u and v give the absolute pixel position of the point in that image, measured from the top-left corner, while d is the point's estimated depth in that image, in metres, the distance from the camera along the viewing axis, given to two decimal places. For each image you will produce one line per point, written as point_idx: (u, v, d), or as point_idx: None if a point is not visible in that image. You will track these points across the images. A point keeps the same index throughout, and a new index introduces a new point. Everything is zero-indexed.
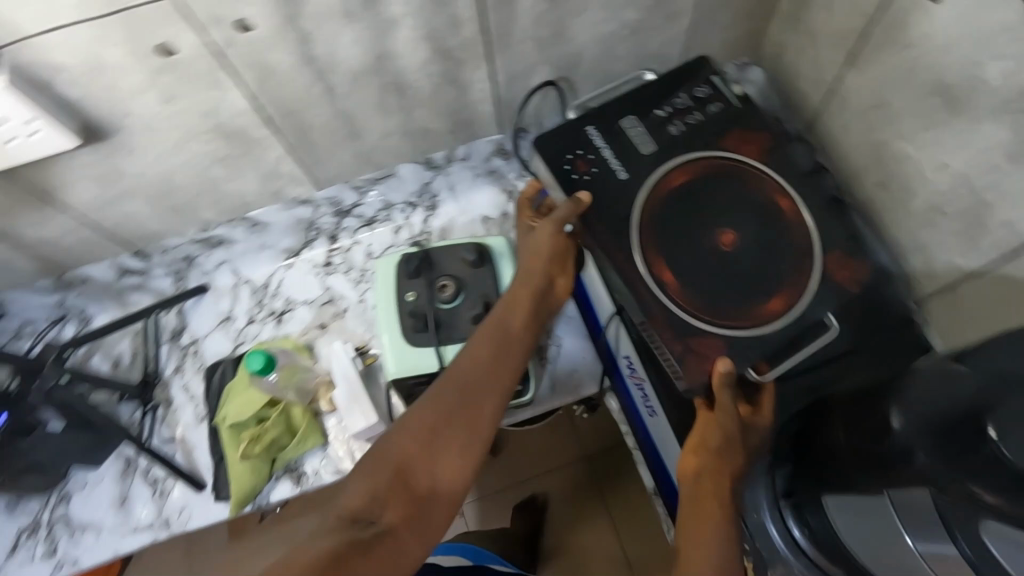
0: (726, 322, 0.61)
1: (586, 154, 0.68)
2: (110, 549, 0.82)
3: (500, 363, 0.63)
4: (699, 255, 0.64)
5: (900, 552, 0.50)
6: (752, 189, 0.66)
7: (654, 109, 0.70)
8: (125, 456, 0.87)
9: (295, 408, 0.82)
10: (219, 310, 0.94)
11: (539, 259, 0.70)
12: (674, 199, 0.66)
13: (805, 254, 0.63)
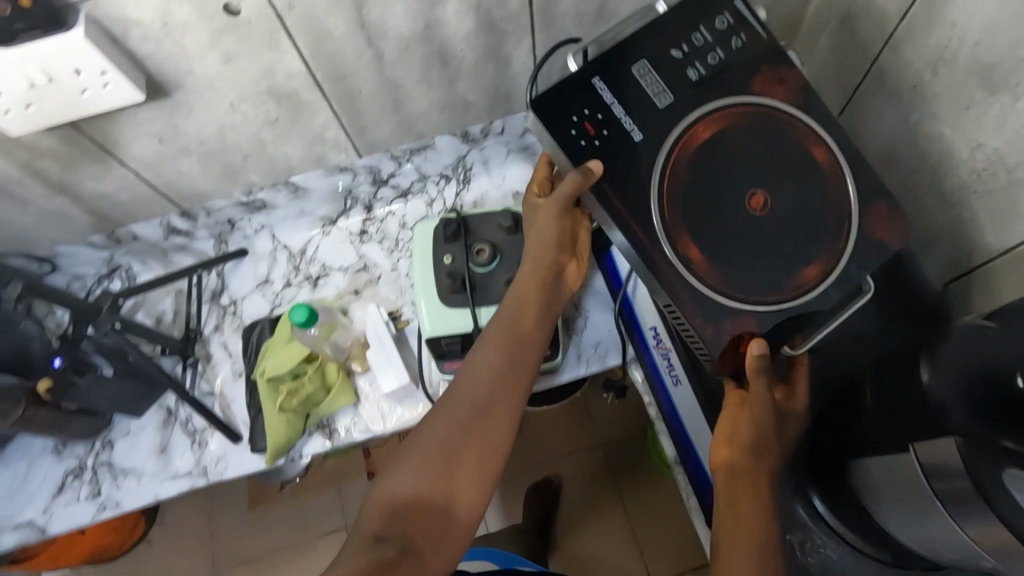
0: (760, 299, 0.57)
1: (593, 113, 0.59)
2: (150, 494, 0.86)
3: (513, 368, 0.64)
4: (727, 222, 0.58)
5: (930, 517, 0.50)
6: (783, 142, 0.60)
7: (670, 50, 0.61)
8: (167, 407, 0.91)
9: (329, 364, 0.86)
10: (258, 273, 0.97)
11: (546, 256, 0.69)
12: (698, 158, 0.59)
13: (844, 213, 0.58)
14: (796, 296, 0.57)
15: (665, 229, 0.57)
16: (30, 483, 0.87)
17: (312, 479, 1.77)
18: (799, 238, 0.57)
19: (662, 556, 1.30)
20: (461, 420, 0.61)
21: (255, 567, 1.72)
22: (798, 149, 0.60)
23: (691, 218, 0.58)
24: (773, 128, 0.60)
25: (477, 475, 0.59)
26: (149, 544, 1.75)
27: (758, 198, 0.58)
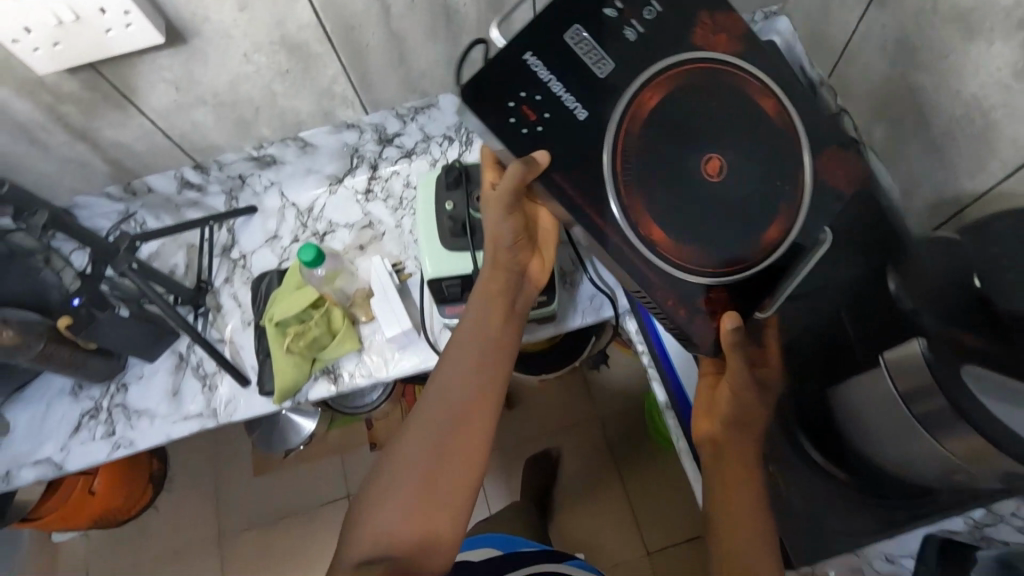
0: (724, 272, 0.58)
1: (530, 94, 0.56)
2: (162, 434, 0.90)
3: (485, 380, 0.66)
4: (685, 193, 0.57)
5: (907, 438, 0.55)
6: (733, 95, 0.58)
7: (602, 9, 0.58)
8: (179, 352, 0.94)
9: (335, 310, 0.89)
10: (267, 229, 1.01)
11: (504, 263, 0.70)
12: (649, 127, 0.57)
13: (797, 162, 0.58)
14: (756, 261, 0.58)
15: (629, 219, 0.57)
16: (49, 422, 0.91)
17: (316, 449, 1.82)
18: (756, 200, 0.58)
19: (659, 532, 1.40)
20: (439, 437, 0.63)
21: (260, 534, 1.76)
22: (745, 101, 0.59)
23: (652, 192, 0.57)
24: (719, 82, 0.58)
25: (460, 483, 0.63)
26: (157, 510, 1.79)
27: (712, 162, 0.57)
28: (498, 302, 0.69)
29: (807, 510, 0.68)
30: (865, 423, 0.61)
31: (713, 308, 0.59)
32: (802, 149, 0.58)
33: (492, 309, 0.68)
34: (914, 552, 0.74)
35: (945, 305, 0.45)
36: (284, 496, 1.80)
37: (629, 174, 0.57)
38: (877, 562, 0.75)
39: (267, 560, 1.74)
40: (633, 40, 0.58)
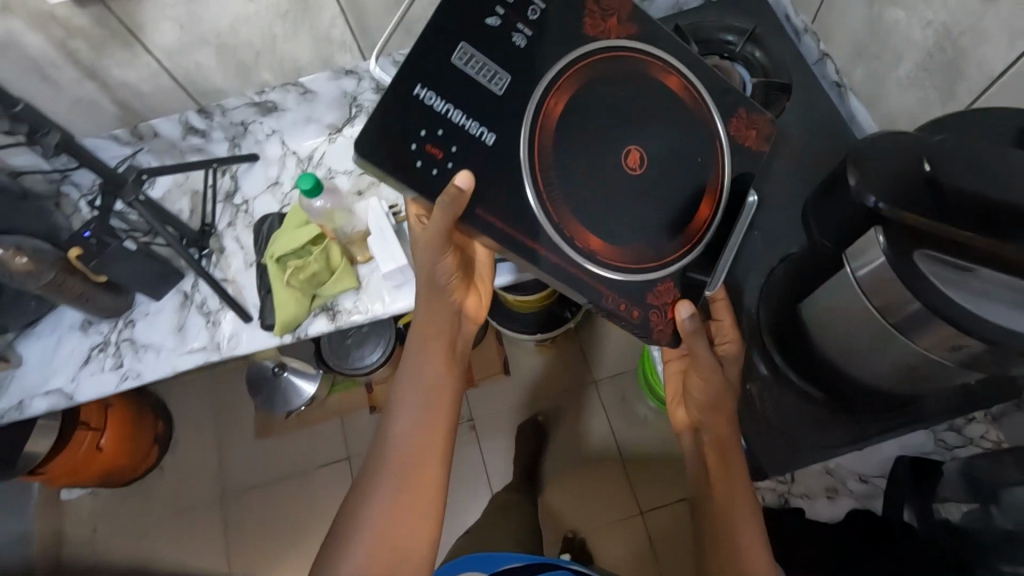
0: (660, 266, 0.60)
1: (431, 131, 0.55)
2: (169, 366, 0.94)
3: (437, 402, 0.72)
4: (609, 191, 0.60)
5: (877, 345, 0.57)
6: (641, 85, 0.61)
7: (484, 18, 0.57)
8: (184, 291, 0.98)
9: (334, 248, 0.91)
10: (268, 176, 1.05)
11: (440, 308, 0.73)
12: (563, 128, 0.59)
13: (712, 137, 0.63)
14: (689, 249, 0.61)
15: (563, 230, 0.58)
16: (60, 355, 0.95)
17: (316, 413, 1.86)
18: (678, 180, 0.61)
19: (655, 493, 1.43)
20: (404, 462, 0.69)
21: (263, 493, 1.81)
22: (651, 86, 0.62)
23: (581, 194, 0.59)
24: (625, 73, 0.61)
25: (417, 524, 0.67)
26: (162, 470, 1.84)
27: (632, 154, 0.60)
28: (437, 348, 0.73)
29: (785, 432, 0.72)
30: (834, 337, 0.64)
31: (662, 302, 0.61)
32: (715, 126, 0.63)
33: (431, 354, 0.73)
34: (886, 471, 0.79)
35: (898, 191, 0.48)
36: (288, 456, 1.84)
37: (556, 178, 0.58)
38: (852, 480, 0.79)
39: (269, 518, 1.78)
40: (524, 46, 0.58)
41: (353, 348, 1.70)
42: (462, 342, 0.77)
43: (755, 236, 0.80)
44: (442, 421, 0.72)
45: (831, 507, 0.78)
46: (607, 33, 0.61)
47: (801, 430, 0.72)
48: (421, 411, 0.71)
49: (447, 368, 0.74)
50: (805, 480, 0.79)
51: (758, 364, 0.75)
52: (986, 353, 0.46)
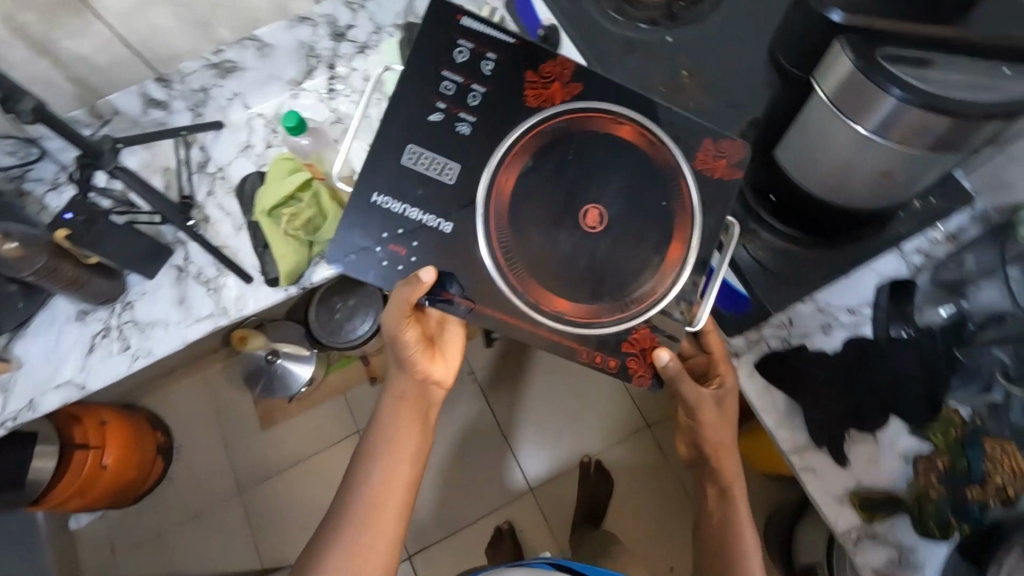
0: (630, 317, 0.69)
1: (394, 232, 0.69)
2: (179, 338, 0.94)
3: (404, 446, 0.85)
4: (575, 248, 0.69)
5: (855, 163, 0.65)
6: (597, 140, 0.70)
7: (430, 115, 0.70)
8: (177, 265, 0.97)
9: (324, 191, 0.93)
10: (239, 140, 1.04)
11: (405, 377, 0.85)
12: (517, 195, 0.69)
13: (676, 167, 0.70)
14: (664, 292, 0.69)
15: (527, 297, 0.69)
16: (63, 348, 0.94)
17: (318, 394, 1.86)
18: (639, 228, 0.69)
19: (659, 410, 1.62)
20: (379, 492, 0.81)
21: (278, 480, 1.82)
22: (611, 140, 0.70)
23: (547, 247, 0.69)
24: (576, 138, 0.70)
25: (374, 550, 0.79)
26: (171, 479, 1.83)
27: (591, 213, 0.69)
28: (402, 411, 0.86)
29: (781, 275, 0.81)
30: (813, 167, 0.70)
31: (638, 348, 0.70)
32: (677, 161, 0.70)
33: (400, 415, 0.85)
34: (871, 301, 0.86)
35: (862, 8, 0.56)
36: (296, 440, 1.85)
37: (513, 245, 0.69)
38: (842, 313, 0.86)
39: (288, 506, 1.80)
40: (468, 134, 0.70)
41: (344, 322, 1.71)
42: (431, 404, 0.89)
43: (727, 104, 0.85)
44: (403, 468, 0.84)
45: (830, 339, 0.85)
46: (552, 98, 0.70)
47: (801, 268, 0.81)
48: (386, 458, 0.83)
49: (413, 427, 0.86)
50: (801, 321, 0.86)
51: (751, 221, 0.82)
52: (952, 128, 0.54)
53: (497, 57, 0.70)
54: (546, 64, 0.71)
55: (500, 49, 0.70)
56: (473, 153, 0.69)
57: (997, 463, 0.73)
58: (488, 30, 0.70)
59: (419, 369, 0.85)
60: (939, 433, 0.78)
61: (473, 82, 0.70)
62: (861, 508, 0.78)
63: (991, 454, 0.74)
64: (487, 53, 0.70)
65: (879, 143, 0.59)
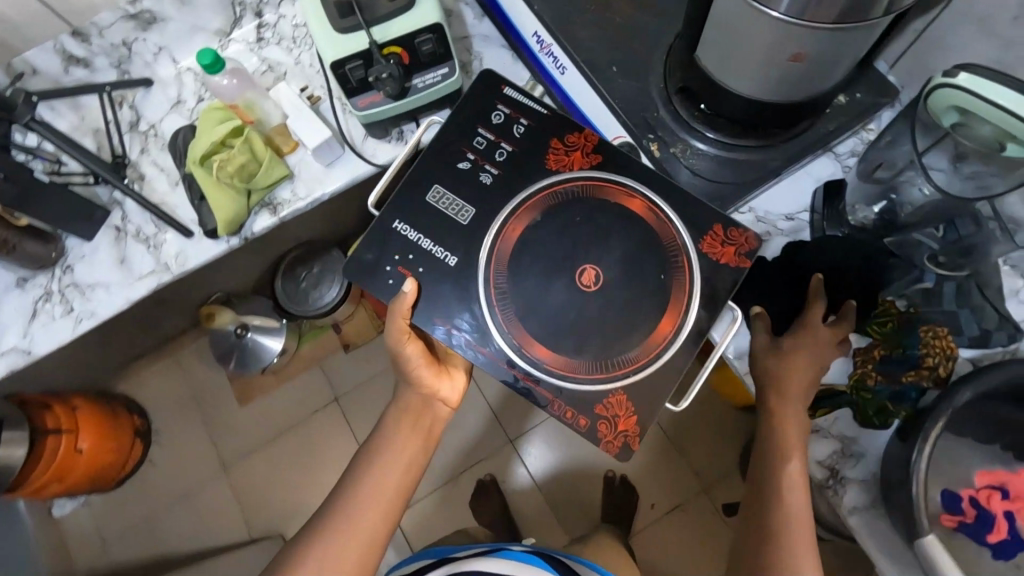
0: (609, 379, 0.73)
1: (404, 255, 0.76)
2: (123, 297, 0.93)
3: (405, 456, 0.85)
4: (566, 300, 0.75)
5: (774, 55, 0.66)
6: (606, 210, 0.77)
7: (459, 163, 0.79)
8: (114, 226, 0.95)
9: (257, 138, 0.92)
10: (170, 97, 1.02)
11: (412, 391, 0.87)
12: (521, 244, 0.76)
13: (677, 245, 0.76)
14: (648, 361, 0.73)
15: (513, 340, 0.74)
16: (5, 316, 0.92)
17: (291, 366, 1.86)
18: (631, 298, 0.75)
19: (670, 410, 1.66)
20: (375, 494, 0.82)
21: (265, 454, 1.82)
22: (618, 210, 0.77)
23: (538, 298, 0.75)
24: (587, 201, 0.77)
25: (359, 538, 0.79)
26: (152, 462, 1.81)
27: (587, 272, 0.75)
28: (403, 419, 0.87)
29: (719, 182, 0.81)
30: (740, 73, 0.71)
31: (611, 412, 0.72)
32: (679, 236, 0.76)
33: (398, 428, 0.86)
34: (808, 207, 0.87)
35: None
36: (284, 410, 1.85)
37: (510, 293, 0.75)
38: (781, 221, 0.87)
39: (277, 487, 1.80)
40: (490, 182, 0.78)
41: (311, 291, 1.70)
42: (435, 421, 0.88)
43: (653, 20, 0.86)
44: (394, 472, 0.83)
45: (769, 246, 0.87)
46: (570, 164, 0.79)
47: (736, 173, 0.82)
48: (386, 459, 0.84)
49: (414, 433, 0.86)
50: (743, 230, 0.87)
51: (694, 141, 0.82)
52: None
53: (528, 123, 0.80)
54: (572, 135, 0.80)
55: (532, 116, 0.81)
56: (475, 198, 0.77)
57: (930, 346, 0.75)
58: (524, 100, 0.81)
59: (426, 385, 0.86)
60: (876, 324, 0.79)
61: (502, 140, 0.80)
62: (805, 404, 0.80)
63: (925, 339, 0.76)
64: (520, 118, 0.81)
65: (796, 24, 0.60)
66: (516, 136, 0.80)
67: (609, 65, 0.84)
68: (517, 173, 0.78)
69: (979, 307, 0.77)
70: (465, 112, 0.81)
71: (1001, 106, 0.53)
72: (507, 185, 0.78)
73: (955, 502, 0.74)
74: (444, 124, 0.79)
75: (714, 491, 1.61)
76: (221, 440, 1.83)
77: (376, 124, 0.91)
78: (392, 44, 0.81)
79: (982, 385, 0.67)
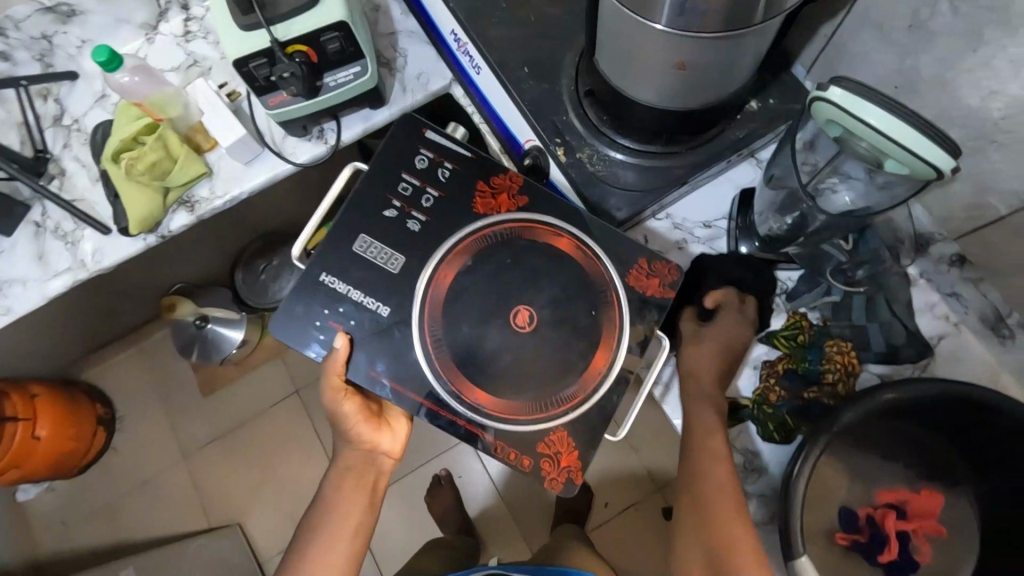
0: (550, 419, 0.72)
1: (336, 309, 0.73)
2: (39, 295, 0.93)
3: (350, 521, 0.80)
4: (502, 344, 0.73)
5: (662, 62, 0.63)
6: (538, 250, 0.75)
7: (383, 211, 0.76)
8: (34, 221, 0.95)
9: (172, 135, 0.90)
10: (95, 91, 1.00)
11: (350, 447, 0.82)
12: (455, 290, 0.74)
13: (607, 281, 0.75)
14: (585, 397, 0.73)
15: (450, 386, 0.72)
16: None
17: (253, 356, 1.86)
18: (566, 337, 0.73)
19: None
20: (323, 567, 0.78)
21: (227, 443, 1.84)
22: (552, 251, 0.75)
23: (476, 345, 0.73)
24: (517, 243, 0.75)
25: None
26: (115, 450, 1.83)
27: (520, 314, 0.74)
28: (345, 480, 0.82)
29: (625, 189, 0.80)
30: (633, 78, 0.69)
31: (553, 450, 0.72)
32: (607, 269, 0.75)
33: (340, 488, 0.81)
34: (725, 215, 0.84)
35: None
36: (257, 414, 1.85)
37: (450, 341, 0.73)
38: (697, 228, 0.84)
39: (256, 493, 1.81)
40: (417, 229, 0.75)
41: (271, 282, 1.69)
42: (378, 476, 0.84)
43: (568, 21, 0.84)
44: (341, 542, 0.79)
45: (683, 255, 0.83)
46: (497, 207, 0.76)
47: (648, 179, 0.80)
48: (331, 526, 0.79)
49: (357, 495, 0.81)
50: (657, 239, 0.84)
51: (604, 149, 0.81)
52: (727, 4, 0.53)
53: (453, 166, 0.77)
54: (497, 176, 0.77)
55: (457, 159, 0.78)
56: (379, 222, 0.75)
57: (832, 362, 0.74)
58: (448, 143, 0.78)
59: (365, 441, 0.81)
60: (783, 337, 0.77)
61: (428, 185, 0.77)
62: None
63: (828, 354, 0.75)
64: (445, 162, 0.78)
65: (680, 35, 0.57)
66: (448, 183, 0.77)
67: (521, 66, 0.84)
68: (449, 218, 0.76)
69: (887, 322, 0.75)
70: (389, 157, 0.77)
71: (872, 125, 0.52)
72: (439, 228, 0.75)
73: (852, 521, 0.73)
74: (365, 173, 0.76)
75: (666, 489, 1.60)
76: (185, 431, 1.84)
77: (292, 122, 0.90)
78: (296, 42, 0.79)
79: (868, 406, 0.65)
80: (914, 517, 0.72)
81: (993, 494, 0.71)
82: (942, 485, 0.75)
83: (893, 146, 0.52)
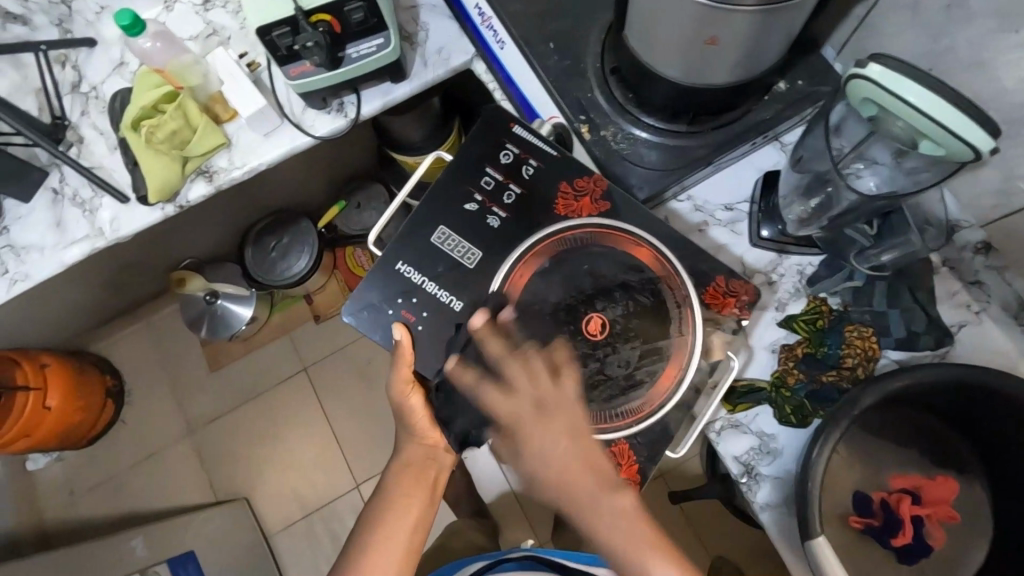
0: (611, 428, 0.70)
1: (409, 299, 0.74)
2: (56, 261, 0.93)
3: (412, 512, 0.81)
4: (570, 349, 0.70)
5: (697, 39, 0.62)
6: (613, 257, 0.73)
7: (464, 204, 0.76)
8: (52, 188, 0.95)
9: (192, 106, 0.90)
10: (112, 58, 0.99)
11: (413, 442, 0.81)
12: (529, 293, 0.72)
13: (681, 297, 0.71)
14: (651, 411, 0.70)
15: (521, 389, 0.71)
16: None
17: (261, 334, 1.86)
18: (635, 347, 0.70)
19: None
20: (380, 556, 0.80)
21: (237, 420, 1.85)
22: (627, 259, 0.73)
23: None
24: (594, 250, 0.73)
25: None
26: (124, 423, 1.84)
27: (593, 322, 0.71)
28: (405, 472, 0.82)
29: (644, 167, 0.79)
30: (654, 55, 0.69)
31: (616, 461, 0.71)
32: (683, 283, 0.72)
33: (399, 481, 0.81)
34: (747, 198, 0.83)
35: None
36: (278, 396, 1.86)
37: None
38: (719, 211, 0.83)
39: (273, 474, 1.82)
40: (497, 226, 0.76)
41: (279, 260, 1.66)
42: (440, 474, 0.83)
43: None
44: (400, 535, 0.81)
45: (705, 237, 0.82)
46: (578, 210, 0.76)
47: (680, 158, 0.79)
48: (391, 514, 0.81)
49: (417, 489, 0.81)
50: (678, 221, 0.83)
51: (633, 128, 0.80)
52: None
53: (538, 164, 0.77)
54: (580, 179, 0.77)
55: (543, 157, 0.77)
56: (440, 206, 0.76)
57: (851, 346, 0.75)
58: (534, 138, 0.78)
59: (426, 437, 0.80)
60: (804, 322, 0.78)
61: (511, 181, 0.77)
62: (727, 398, 0.77)
63: (848, 338, 0.75)
64: (529, 159, 0.77)
65: (719, 9, 0.57)
66: (539, 186, 0.77)
67: (545, 42, 0.83)
68: (526, 218, 0.76)
69: (908, 309, 0.75)
70: (473, 152, 0.77)
71: (910, 103, 0.51)
72: (514, 226, 0.75)
73: (866, 505, 0.73)
74: (450, 163, 0.77)
75: (670, 476, 1.60)
76: (193, 406, 1.85)
77: (312, 95, 0.89)
78: (320, 11, 0.79)
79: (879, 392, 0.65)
80: (927, 504, 0.72)
81: (1006, 481, 0.72)
82: (953, 471, 0.75)
83: (929, 125, 0.52)
